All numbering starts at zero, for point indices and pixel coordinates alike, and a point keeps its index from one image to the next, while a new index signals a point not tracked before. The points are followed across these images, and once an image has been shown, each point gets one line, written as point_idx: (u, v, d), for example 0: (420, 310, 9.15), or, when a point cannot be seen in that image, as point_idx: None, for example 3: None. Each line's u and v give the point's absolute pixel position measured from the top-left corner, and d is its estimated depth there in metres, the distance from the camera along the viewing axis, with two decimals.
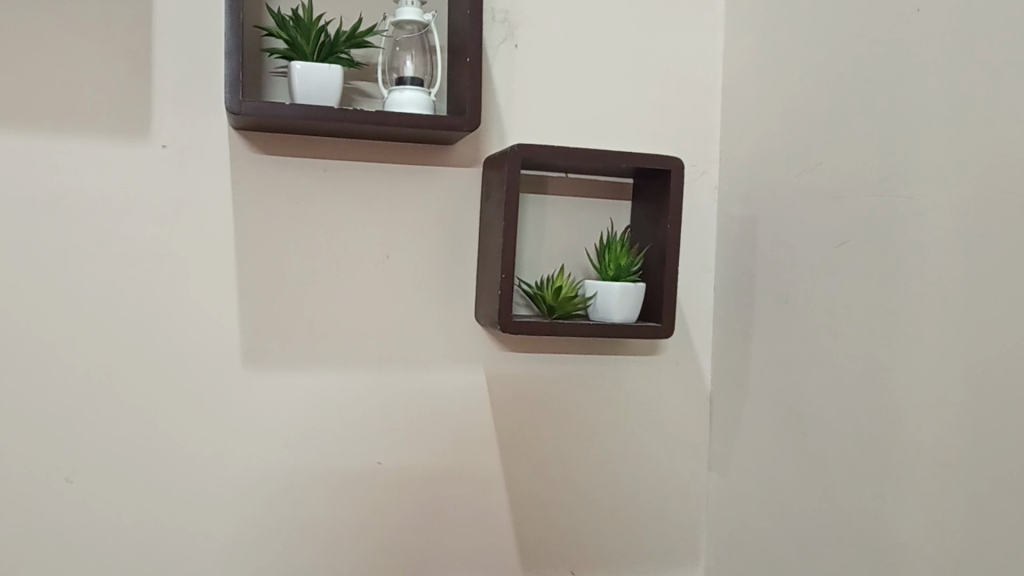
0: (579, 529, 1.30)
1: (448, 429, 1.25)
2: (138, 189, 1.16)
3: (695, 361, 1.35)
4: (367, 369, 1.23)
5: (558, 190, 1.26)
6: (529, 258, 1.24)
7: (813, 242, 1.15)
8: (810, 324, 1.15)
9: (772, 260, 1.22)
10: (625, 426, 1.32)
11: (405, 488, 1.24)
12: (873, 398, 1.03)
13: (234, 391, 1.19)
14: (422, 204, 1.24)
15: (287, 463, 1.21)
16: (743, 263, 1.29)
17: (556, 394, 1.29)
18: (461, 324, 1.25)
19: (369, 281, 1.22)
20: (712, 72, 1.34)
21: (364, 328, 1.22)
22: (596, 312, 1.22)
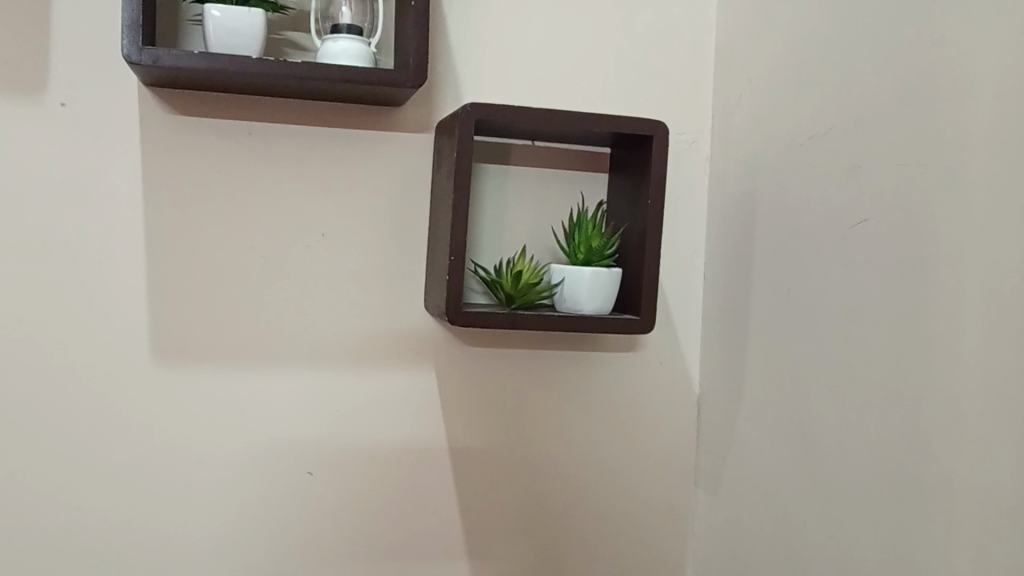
0: (552, 527, 1.20)
1: (410, 423, 1.14)
2: (52, 164, 1.03)
3: (677, 346, 1.23)
4: (312, 359, 1.10)
5: (524, 162, 1.13)
6: (493, 237, 1.12)
7: (818, 230, 1.00)
8: (805, 321, 1.02)
9: (762, 241, 1.11)
10: (599, 418, 1.21)
11: (372, 489, 1.13)
12: (880, 415, 0.89)
13: (167, 388, 1.07)
14: (372, 176, 1.11)
15: (237, 464, 1.09)
16: (734, 243, 1.17)
17: (522, 383, 1.18)
18: (419, 308, 1.13)
19: (313, 263, 1.10)
20: (704, 31, 1.22)
21: (309, 314, 1.10)
22: (564, 302, 1.06)
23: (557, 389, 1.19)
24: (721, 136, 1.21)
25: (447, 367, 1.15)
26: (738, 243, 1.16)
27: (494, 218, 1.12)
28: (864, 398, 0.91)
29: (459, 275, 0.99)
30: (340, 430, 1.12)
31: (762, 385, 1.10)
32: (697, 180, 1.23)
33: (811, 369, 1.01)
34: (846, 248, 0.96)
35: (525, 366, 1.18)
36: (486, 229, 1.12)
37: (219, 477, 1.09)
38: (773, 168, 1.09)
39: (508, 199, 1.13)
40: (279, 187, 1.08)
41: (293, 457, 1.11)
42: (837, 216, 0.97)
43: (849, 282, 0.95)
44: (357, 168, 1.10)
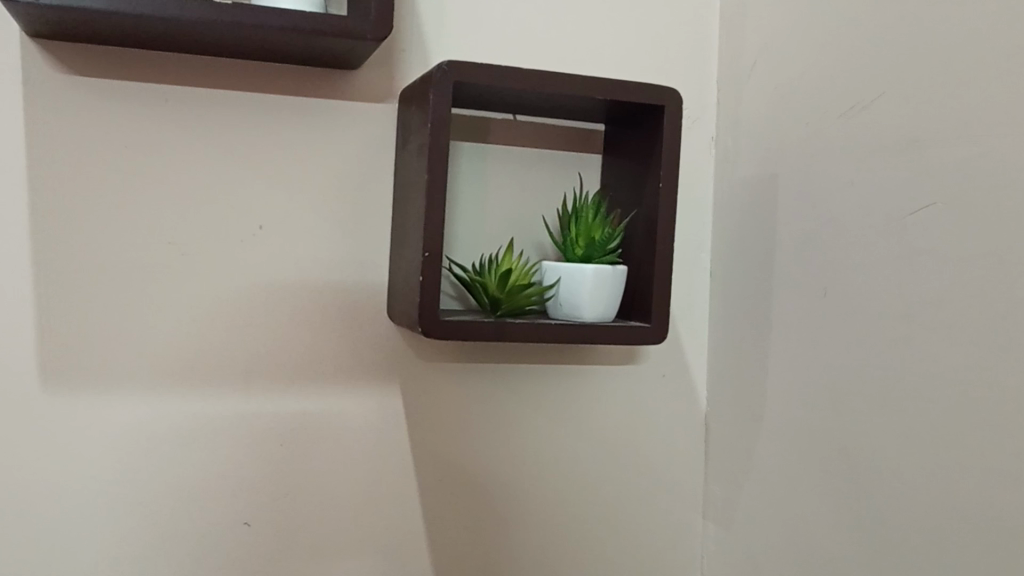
0: (538, 568, 1.01)
1: (372, 457, 0.94)
2: None
3: (682, 356, 1.06)
4: (249, 381, 0.89)
5: (506, 139, 0.94)
6: (470, 230, 0.92)
7: (869, 216, 0.84)
8: (854, 325, 0.86)
9: (787, 233, 0.95)
10: (592, 442, 1.02)
11: (327, 536, 0.93)
12: (972, 443, 0.72)
13: (63, 421, 0.84)
14: (322, 155, 0.90)
15: (160, 518, 0.87)
16: (750, 235, 1.00)
17: (501, 403, 0.98)
18: (381, 317, 0.93)
19: (251, 262, 0.89)
20: None
21: (245, 326, 0.89)
22: (557, 308, 0.87)
23: (542, 404, 1.00)
24: (729, 111, 1.04)
25: (413, 387, 0.95)
26: (755, 236, 1.00)
27: (472, 207, 0.93)
28: (949, 418, 0.75)
29: (434, 276, 0.77)
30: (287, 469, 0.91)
31: (793, 403, 0.93)
32: (701, 164, 1.06)
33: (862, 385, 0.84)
34: (910, 239, 0.80)
35: (503, 378, 0.98)
36: (462, 219, 0.92)
37: (137, 535, 0.87)
38: (800, 146, 0.93)
39: (488, 184, 0.93)
40: (206, 169, 0.87)
41: (229, 505, 0.89)
42: (896, 201, 0.81)
43: (917, 280, 0.79)
44: (304, 145, 0.90)
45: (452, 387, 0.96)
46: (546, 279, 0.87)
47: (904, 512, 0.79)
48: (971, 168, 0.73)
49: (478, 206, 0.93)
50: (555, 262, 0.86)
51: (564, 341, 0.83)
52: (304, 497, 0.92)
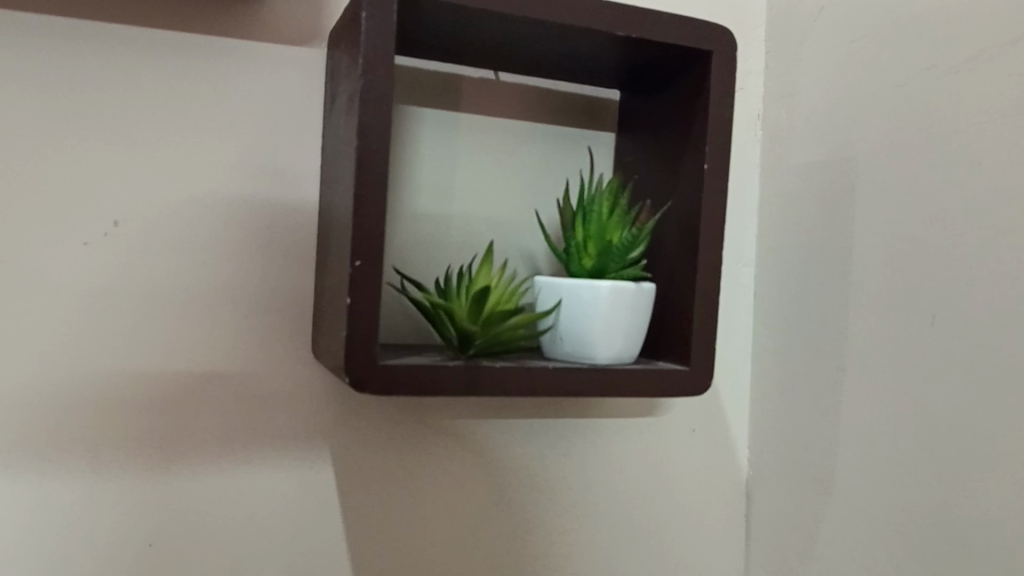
0: None
1: (278, 566, 0.63)
2: None
3: (720, 404, 0.78)
4: (97, 457, 0.58)
5: (486, 107, 0.67)
6: (433, 233, 0.64)
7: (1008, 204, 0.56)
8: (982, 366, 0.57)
9: (876, 236, 0.67)
10: (600, 525, 0.74)
11: None
12: None
13: None
14: (217, 118, 0.61)
15: None
16: (813, 241, 0.73)
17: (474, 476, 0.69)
18: (302, 358, 0.64)
19: (100, 275, 0.58)
20: None
21: (92, 371, 0.58)
22: (555, 346, 0.58)
23: (532, 472, 0.71)
24: (781, 76, 0.78)
25: (348, 455, 0.65)
26: (821, 243, 0.72)
27: (436, 198, 0.65)
28: None
29: (370, 301, 0.49)
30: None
31: (886, 481, 0.65)
32: (743, 148, 0.79)
33: (1002, 463, 0.56)
34: None
35: (481, 439, 0.69)
36: (421, 217, 0.64)
37: None
38: (892, 111, 0.66)
39: (461, 170, 0.66)
40: (28, 131, 0.57)
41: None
42: None
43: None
44: (190, 100, 0.60)
45: (407, 456, 0.67)
46: (540, 305, 0.59)
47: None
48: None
49: (444, 194, 0.65)
50: (556, 278, 0.58)
51: (566, 391, 0.55)
52: None
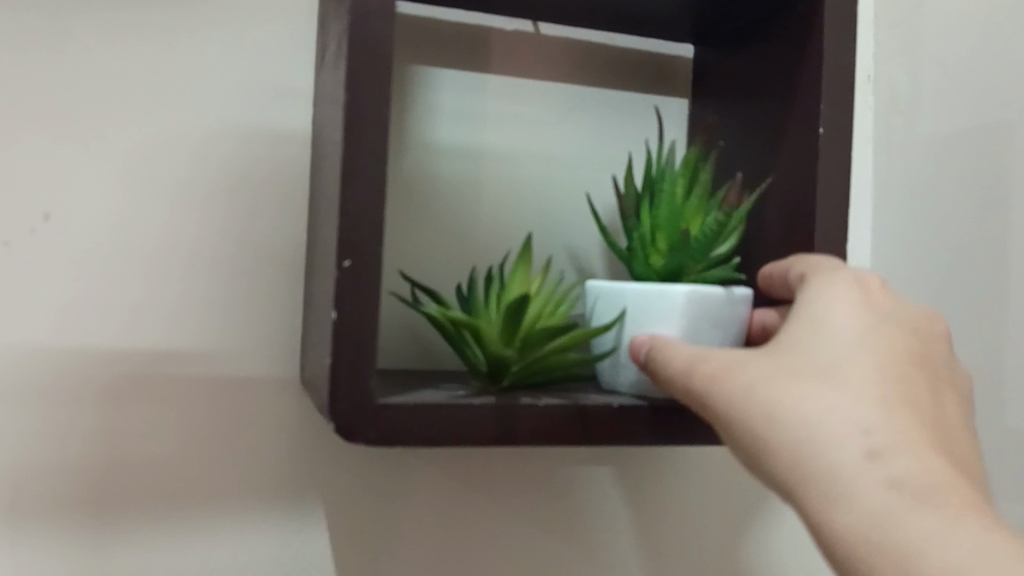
0: None
1: None
2: None
3: None
4: (24, 508, 0.46)
5: (525, 66, 0.53)
6: (456, 224, 0.51)
7: None
8: None
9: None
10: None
11: None
12: None
13: None
14: (182, 80, 0.48)
15: None
16: (940, 253, 0.55)
17: (511, 546, 0.54)
18: (291, 388, 0.50)
19: (34, 286, 0.46)
20: None
21: (21, 410, 0.46)
22: (617, 378, 0.44)
23: (594, 536, 0.55)
24: None
25: (350, 512, 0.50)
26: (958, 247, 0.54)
27: (459, 177, 0.51)
28: None
29: (362, 320, 0.36)
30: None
31: None
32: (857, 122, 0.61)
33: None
34: None
35: (528, 496, 0.54)
36: (441, 203, 0.50)
37: None
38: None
39: (494, 147, 0.52)
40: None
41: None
42: None
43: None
44: (149, 62, 0.48)
45: (429, 515, 0.52)
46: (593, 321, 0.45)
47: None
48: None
49: (471, 174, 0.51)
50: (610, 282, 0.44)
51: (633, 437, 0.41)
52: None
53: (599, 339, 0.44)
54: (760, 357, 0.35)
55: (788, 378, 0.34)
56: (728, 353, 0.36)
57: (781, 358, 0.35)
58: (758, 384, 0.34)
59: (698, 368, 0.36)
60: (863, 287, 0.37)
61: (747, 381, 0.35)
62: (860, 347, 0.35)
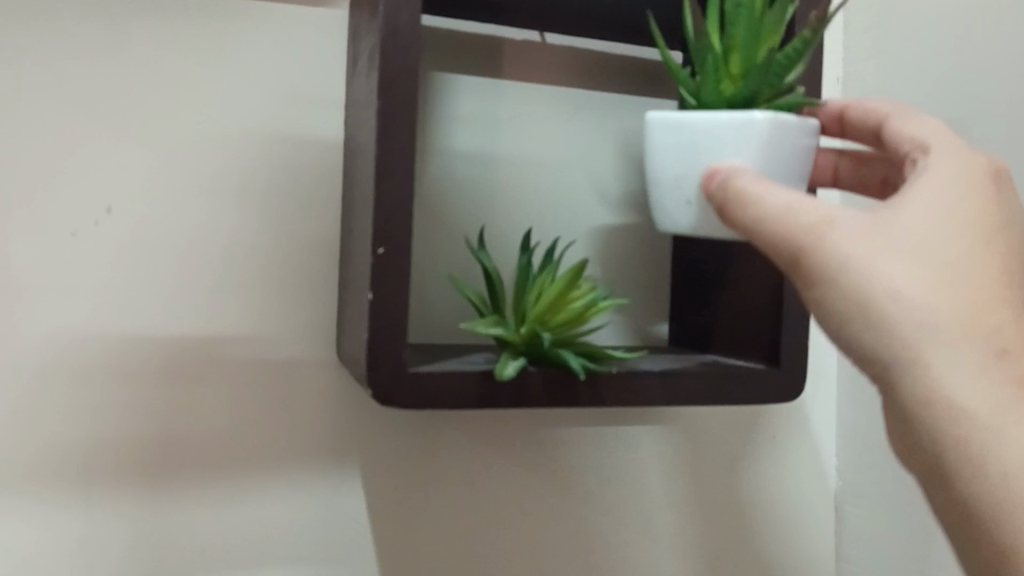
0: None
1: None
2: None
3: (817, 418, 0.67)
4: (93, 473, 0.52)
5: (534, 72, 0.58)
6: (472, 215, 0.56)
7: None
8: None
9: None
10: (671, 558, 0.63)
11: None
12: None
13: None
14: (227, 91, 0.54)
15: None
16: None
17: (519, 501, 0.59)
18: (326, 365, 0.56)
19: (97, 276, 0.52)
20: None
21: (91, 386, 0.51)
22: (675, 209, 0.46)
23: (598, 497, 0.61)
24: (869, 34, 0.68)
25: (380, 476, 0.56)
26: None
27: (475, 171, 0.57)
28: None
29: (397, 296, 0.41)
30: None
31: None
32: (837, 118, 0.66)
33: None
34: None
35: (538, 461, 0.60)
36: (459, 195, 0.56)
37: None
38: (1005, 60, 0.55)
39: (505, 142, 0.57)
40: (6, 114, 0.50)
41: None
42: None
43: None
44: (197, 73, 0.53)
45: (450, 478, 0.58)
46: (652, 160, 0.47)
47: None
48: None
49: (486, 170, 0.57)
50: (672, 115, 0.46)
51: (632, 399, 0.46)
52: None
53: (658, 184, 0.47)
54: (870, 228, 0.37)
55: (901, 257, 0.36)
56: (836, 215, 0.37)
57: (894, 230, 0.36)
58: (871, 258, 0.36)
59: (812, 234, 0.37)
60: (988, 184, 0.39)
61: (853, 252, 0.36)
62: (972, 228, 0.37)
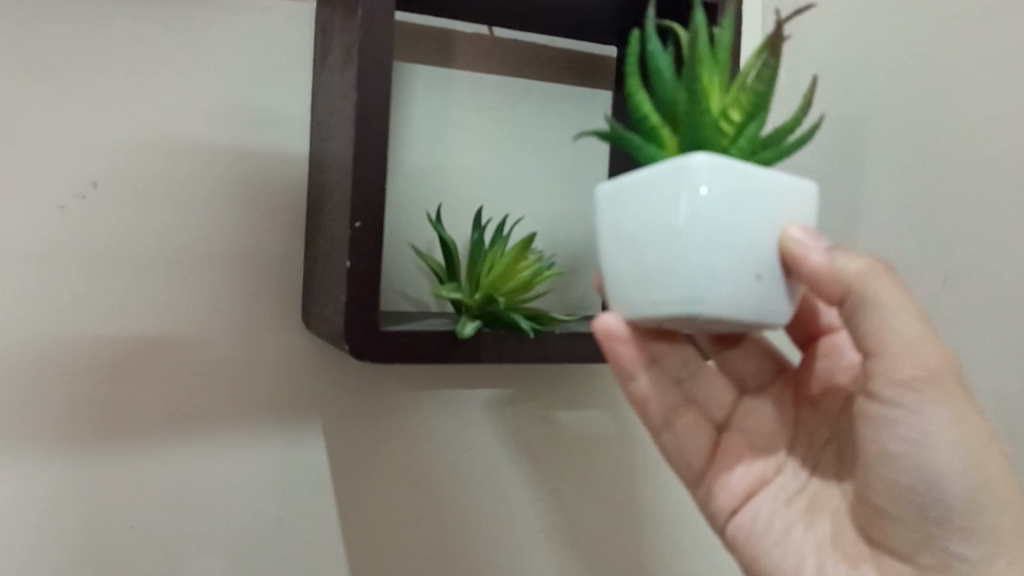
0: None
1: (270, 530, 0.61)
2: None
3: None
4: (81, 426, 0.56)
5: (483, 63, 0.64)
6: (428, 192, 0.62)
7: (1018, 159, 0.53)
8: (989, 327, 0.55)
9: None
10: (602, 499, 0.71)
11: None
12: None
13: None
14: (204, 76, 0.58)
15: None
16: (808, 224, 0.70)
17: (429, 469, 0.65)
18: (294, 329, 0.61)
19: (81, 245, 0.56)
20: None
21: (79, 346, 0.56)
22: (734, 286, 0.33)
23: (539, 443, 0.68)
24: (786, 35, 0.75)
25: (342, 425, 0.62)
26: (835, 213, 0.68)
27: (430, 152, 0.62)
28: None
29: (371, 262, 0.46)
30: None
31: None
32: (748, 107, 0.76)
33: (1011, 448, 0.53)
34: None
35: (486, 412, 0.66)
36: (415, 174, 0.61)
37: None
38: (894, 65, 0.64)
39: (457, 125, 0.63)
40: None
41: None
42: None
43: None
44: (176, 57, 0.57)
45: (406, 427, 0.64)
46: (692, 223, 0.33)
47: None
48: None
49: (440, 151, 0.62)
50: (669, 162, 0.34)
51: (573, 358, 0.53)
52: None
53: (705, 256, 0.33)
54: (949, 372, 0.37)
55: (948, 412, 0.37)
56: (929, 353, 0.36)
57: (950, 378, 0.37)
58: (934, 412, 0.37)
59: (906, 368, 0.36)
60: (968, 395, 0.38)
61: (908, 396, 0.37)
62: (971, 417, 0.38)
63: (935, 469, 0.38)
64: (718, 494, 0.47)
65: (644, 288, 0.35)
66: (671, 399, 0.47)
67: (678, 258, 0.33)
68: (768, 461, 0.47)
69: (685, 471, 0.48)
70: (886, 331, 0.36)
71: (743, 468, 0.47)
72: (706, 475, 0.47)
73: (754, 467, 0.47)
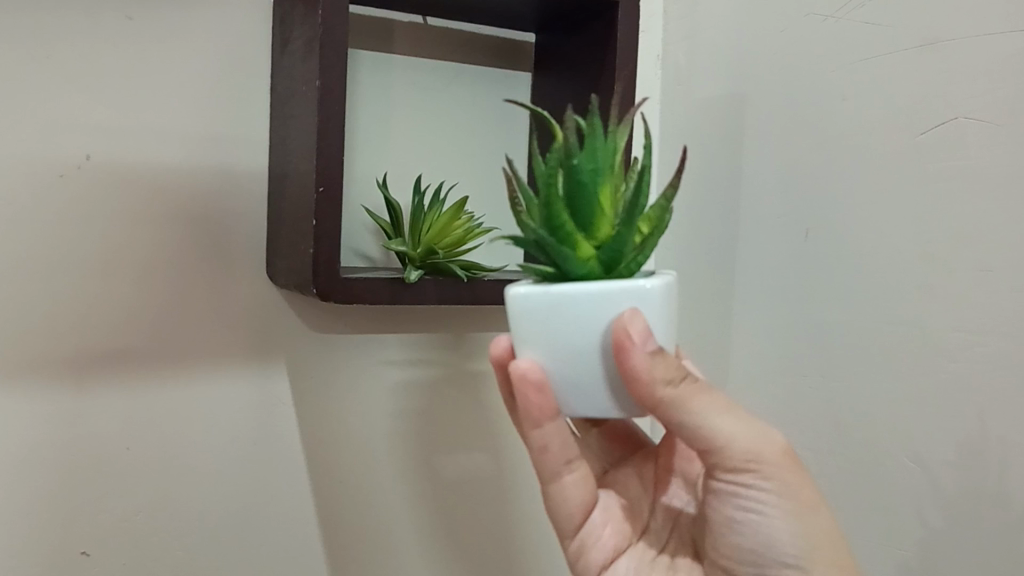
0: (467, 551, 0.81)
1: (244, 446, 0.71)
2: None
3: None
4: (80, 362, 0.65)
5: (418, 49, 0.74)
6: (374, 161, 0.72)
7: (853, 129, 0.66)
8: (829, 265, 0.68)
9: (757, 179, 0.76)
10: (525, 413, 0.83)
11: (199, 541, 0.70)
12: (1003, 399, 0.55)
13: None
14: (179, 61, 0.68)
15: None
16: (696, 187, 0.83)
17: (343, 442, 0.75)
18: (259, 275, 0.71)
19: (77, 209, 0.65)
20: None
21: (78, 293, 0.65)
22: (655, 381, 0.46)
23: (469, 369, 0.80)
24: (678, 21, 0.87)
25: (299, 356, 0.73)
26: (718, 175, 0.80)
27: (375, 127, 0.72)
28: (962, 374, 0.58)
29: (332, 221, 0.57)
30: (129, 499, 0.67)
31: (761, 362, 0.75)
32: (649, 81, 0.88)
33: (847, 363, 0.66)
34: (911, 151, 0.61)
35: (421, 342, 0.78)
36: (361, 146, 0.71)
37: None
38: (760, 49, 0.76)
39: (396, 104, 0.73)
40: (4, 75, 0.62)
41: (49, 553, 0.65)
42: (890, 101, 0.63)
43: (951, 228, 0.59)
44: (153, 47, 0.67)
45: (354, 355, 0.76)
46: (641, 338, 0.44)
47: (920, 531, 0.61)
48: (1003, 73, 0.56)
49: (382, 125, 0.72)
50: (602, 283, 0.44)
51: (501, 299, 0.64)
52: (163, 494, 0.69)
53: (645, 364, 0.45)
54: (771, 445, 0.48)
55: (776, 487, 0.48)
56: (748, 432, 0.47)
57: (768, 462, 0.47)
58: (768, 484, 0.48)
59: (735, 450, 0.47)
60: (787, 471, 0.48)
61: (737, 471, 0.48)
62: (795, 503, 0.49)
63: (764, 528, 0.49)
64: (592, 546, 0.56)
65: (583, 374, 0.46)
66: (567, 451, 0.53)
67: (603, 362, 0.45)
68: (627, 521, 0.59)
69: (566, 522, 0.56)
70: (708, 421, 0.46)
71: (608, 526, 0.58)
72: (581, 528, 0.56)
73: (619, 524, 0.58)
